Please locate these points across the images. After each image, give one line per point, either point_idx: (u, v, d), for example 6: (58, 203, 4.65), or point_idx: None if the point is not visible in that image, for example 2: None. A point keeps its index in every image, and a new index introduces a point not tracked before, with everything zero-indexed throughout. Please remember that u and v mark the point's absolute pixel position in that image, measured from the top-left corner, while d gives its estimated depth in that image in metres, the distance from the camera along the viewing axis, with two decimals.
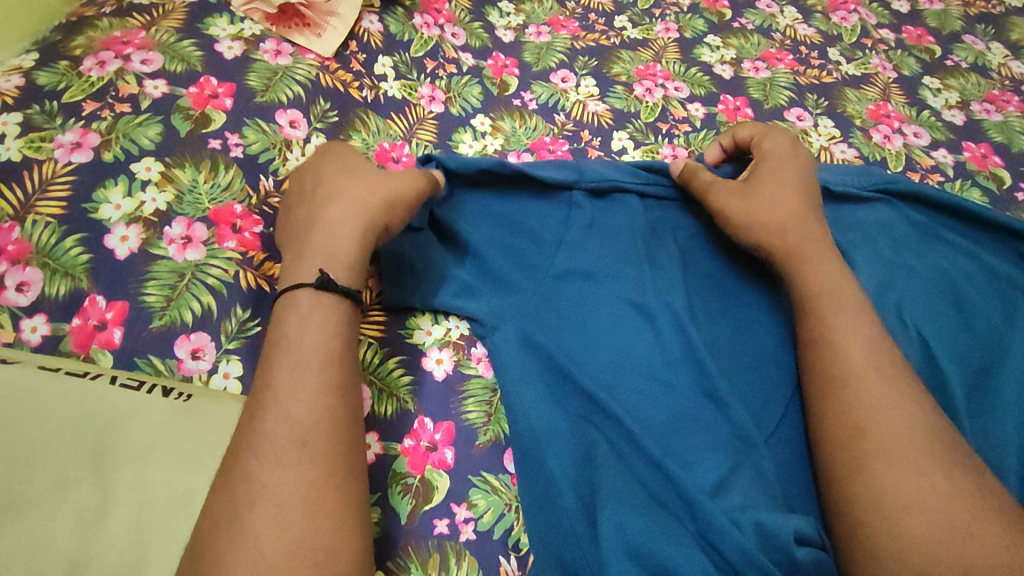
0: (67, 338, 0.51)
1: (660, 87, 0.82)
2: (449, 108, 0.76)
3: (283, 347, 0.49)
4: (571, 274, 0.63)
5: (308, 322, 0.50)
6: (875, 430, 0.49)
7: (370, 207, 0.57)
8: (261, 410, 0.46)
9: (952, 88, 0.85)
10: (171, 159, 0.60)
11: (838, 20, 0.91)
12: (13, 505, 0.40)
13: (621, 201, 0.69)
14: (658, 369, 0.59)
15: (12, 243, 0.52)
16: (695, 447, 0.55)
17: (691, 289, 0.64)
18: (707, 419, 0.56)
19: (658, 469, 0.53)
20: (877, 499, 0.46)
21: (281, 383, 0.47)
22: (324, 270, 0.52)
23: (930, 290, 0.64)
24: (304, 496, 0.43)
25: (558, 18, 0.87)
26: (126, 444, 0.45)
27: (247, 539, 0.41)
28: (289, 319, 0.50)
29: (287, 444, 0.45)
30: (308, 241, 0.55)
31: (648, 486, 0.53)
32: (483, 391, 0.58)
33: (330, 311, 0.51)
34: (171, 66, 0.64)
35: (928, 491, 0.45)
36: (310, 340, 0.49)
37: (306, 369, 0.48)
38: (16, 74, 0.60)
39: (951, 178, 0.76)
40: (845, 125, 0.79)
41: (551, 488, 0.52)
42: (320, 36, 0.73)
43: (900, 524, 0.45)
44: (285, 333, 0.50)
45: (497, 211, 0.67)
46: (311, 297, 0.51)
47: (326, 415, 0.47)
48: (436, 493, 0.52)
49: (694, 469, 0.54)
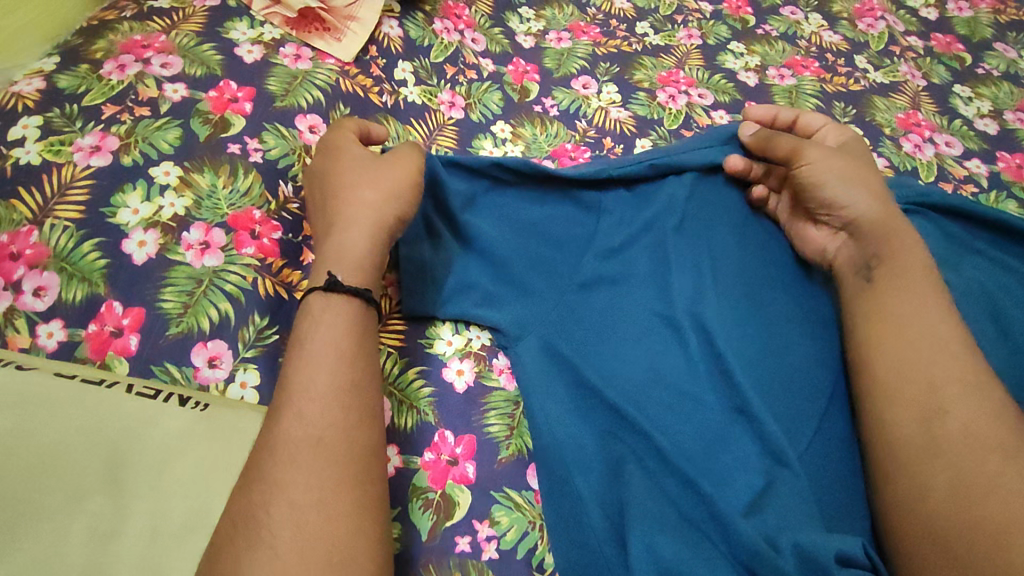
0: (83, 344, 0.51)
1: (684, 93, 0.81)
2: (469, 114, 0.75)
3: (298, 353, 0.48)
4: (597, 284, 0.62)
5: (323, 325, 0.49)
6: (940, 422, 0.48)
7: (386, 212, 0.56)
8: (278, 416, 0.45)
9: (983, 97, 0.84)
10: (189, 163, 0.59)
11: (865, 27, 0.90)
12: (27, 516, 0.39)
13: (649, 203, 0.67)
14: (686, 382, 0.57)
15: (30, 248, 0.52)
16: (726, 465, 0.53)
17: (726, 295, 0.62)
18: (737, 435, 0.55)
19: (690, 488, 0.52)
20: (944, 491, 0.46)
21: (297, 389, 0.46)
22: (333, 273, 0.52)
23: (967, 304, 0.62)
24: (321, 498, 0.42)
25: (580, 24, 0.86)
26: (143, 455, 0.44)
27: (265, 541, 0.40)
28: (305, 321, 0.50)
29: (303, 446, 0.43)
30: (328, 247, 0.54)
31: (679, 506, 0.52)
32: (505, 404, 0.56)
33: (342, 313, 0.50)
34: (191, 70, 0.64)
35: (1003, 477, 0.45)
36: (322, 341, 0.48)
37: (319, 371, 0.47)
38: (38, 78, 0.60)
39: (985, 190, 0.74)
40: (874, 134, 0.77)
41: (578, 506, 0.51)
42: (340, 41, 0.72)
43: (982, 512, 0.44)
44: (302, 337, 0.49)
45: (520, 217, 0.65)
46: (321, 299, 0.51)
47: (344, 418, 0.45)
48: (457, 509, 0.50)
49: (725, 488, 0.52)
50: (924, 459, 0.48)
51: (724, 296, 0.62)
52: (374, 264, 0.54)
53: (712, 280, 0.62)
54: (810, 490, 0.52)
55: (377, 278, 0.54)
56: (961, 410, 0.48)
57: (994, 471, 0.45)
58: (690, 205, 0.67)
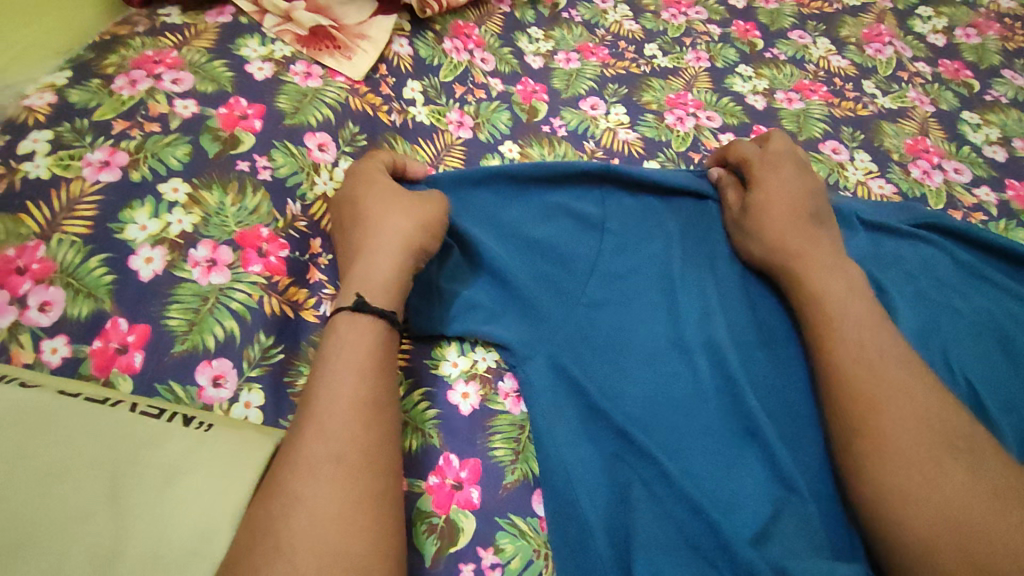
0: (87, 361, 0.51)
1: (692, 116, 0.81)
2: (478, 134, 0.75)
3: (320, 372, 0.48)
4: (603, 304, 0.61)
5: (345, 343, 0.49)
6: (854, 434, 0.50)
7: (403, 231, 0.57)
8: (298, 434, 0.44)
9: (992, 124, 0.83)
10: (198, 180, 0.59)
11: (872, 52, 0.90)
12: (27, 537, 0.39)
13: (657, 226, 0.67)
14: (692, 405, 0.56)
15: (36, 263, 0.52)
16: (735, 492, 0.52)
17: (730, 319, 0.62)
18: (747, 460, 0.54)
19: (698, 515, 0.51)
20: (876, 501, 0.47)
21: (314, 410, 0.45)
22: (360, 294, 0.52)
23: (976, 333, 0.62)
24: (337, 513, 0.41)
25: (588, 45, 0.87)
26: (146, 475, 0.43)
27: (278, 556, 0.39)
28: (326, 337, 0.50)
29: (322, 459, 0.43)
30: (351, 272, 0.55)
31: (687, 533, 0.51)
32: (511, 428, 0.56)
33: (366, 333, 0.50)
34: (202, 87, 0.64)
35: (915, 484, 0.46)
36: (345, 359, 0.48)
37: (341, 389, 0.46)
38: (49, 92, 0.60)
39: (994, 218, 0.74)
40: (883, 159, 0.77)
41: (584, 531, 0.50)
42: (350, 59, 0.72)
43: (900, 522, 0.46)
44: (325, 356, 0.49)
45: (525, 234, 0.65)
46: (347, 318, 0.51)
47: (362, 433, 0.45)
48: (461, 535, 0.49)
49: (733, 517, 0.51)
50: (851, 472, 0.50)
51: (729, 320, 0.61)
52: (381, 281, 0.54)
53: (716, 303, 0.62)
54: (820, 519, 0.52)
55: (392, 295, 0.54)
56: (899, 424, 0.49)
57: (924, 472, 0.46)
58: (691, 231, 0.68)
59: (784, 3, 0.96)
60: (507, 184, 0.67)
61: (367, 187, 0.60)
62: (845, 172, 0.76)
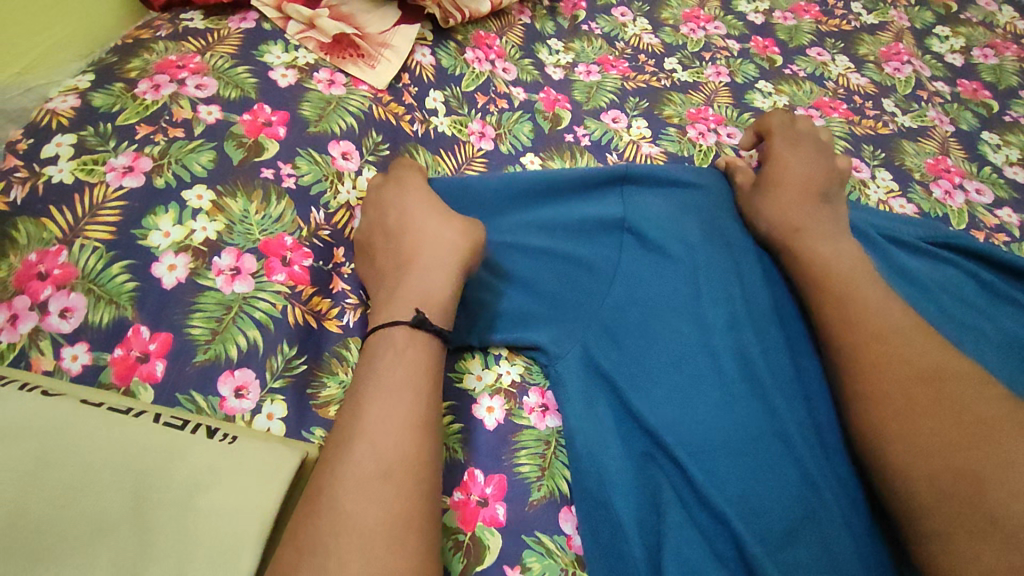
0: (108, 369, 0.50)
1: (713, 131, 0.81)
2: (499, 145, 0.75)
3: (376, 383, 0.47)
4: (627, 304, 0.61)
5: (401, 356, 0.49)
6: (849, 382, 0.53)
7: (457, 248, 0.57)
8: (347, 446, 0.44)
9: (1012, 144, 0.84)
10: (222, 187, 0.58)
11: (891, 71, 0.90)
12: (52, 549, 0.39)
13: (679, 224, 0.66)
14: (721, 406, 0.55)
15: (58, 268, 0.52)
16: (764, 496, 0.51)
17: (756, 322, 0.61)
18: (779, 464, 0.53)
19: (721, 523, 0.50)
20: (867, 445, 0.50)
21: (366, 425, 0.44)
22: (420, 309, 0.52)
23: (1004, 354, 0.61)
24: (369, 531, 0.40)
25: (608, 58, 0.87)
26: (170, 489, 0.43)
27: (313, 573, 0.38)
28: (379, 346, 0.50)
29: (356, 476, 0.42)
30: (403, 285, 0.54)
31: (711, 541, 0.50)
32: (536, 444, 0.55)
33: (423, 351, 0.50)
34: (225, 92, 0.63)
35: (893, 421, 0.49)
36: (403, 375, 0.47)
37: (398, 405, 0.46)
38: (73, 95, 0.60)
39: (1017, 240, 0.74)
40: (904, 178, 0.77)
41: (618, 534, 0.50)
42: (374, 68, 0.72)
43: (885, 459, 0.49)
44: (378, 365, 0.48)
45: (554, 235, 0.65)
46: (405, 331, 0.50)
47: (399, 449, 0.44)
48: (487, 553, 0.49)
49: (758, 524, 0.50)
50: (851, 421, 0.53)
51: (756, 328, 0.60)
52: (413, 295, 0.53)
53: (744, 309, 0.61)
54: (846, 532, 0.51)
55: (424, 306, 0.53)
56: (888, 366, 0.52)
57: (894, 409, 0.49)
58: (713, 231, 0.67)
59: (802, 19, 0.96)
60: (539, 180, 0.67)
61: (409, 199, 0.61)
62: (866, 190, 0.76)
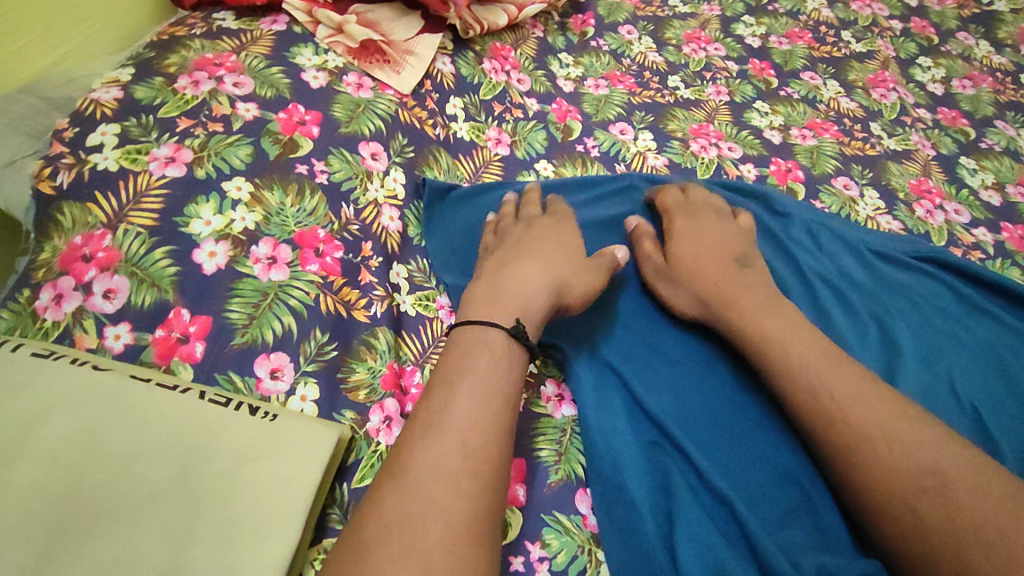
0: (149, 348, 0.52)
1: (714, 146, 0.85)
2: (515, 151, 0.79)
3: (467, 382, 0.50)
4: (634, 311, 0.67)
5: (499, 364, 0.52)
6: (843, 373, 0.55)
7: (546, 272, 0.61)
8: (434, 435, 0.46)
9: (987, 169, 0.90)
10: (260, 180, 0.61)
11: (878, 97, 0.96)
12: (107, 513, 0.41)
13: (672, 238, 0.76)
14: (715, 403, 0.61)
15: (102, 251, 0.54)
16: (758, 484, 0.56)
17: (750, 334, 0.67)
18: (772, 456, 0.58)
19: (725, 505, 0.54)
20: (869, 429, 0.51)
21: (453, 418, 0.47)
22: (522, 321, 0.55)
23: (978, 362, 0.66)
24: (411, 503, 0.43)
25: (615, 73, 0.91)
26: (215, 459, 0.45)
27: (370, 545, 0.41)
28: (477, 345, 0.53)
29: (427, 464, 0.45)
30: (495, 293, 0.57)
31: (716, 522, 0.54)
32: (553, 431, 0.59)
33: (515, 362, 0.53)
34: (261, 91, 0.66)
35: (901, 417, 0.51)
36: (491, 380, 0.50)
37: (488, 407, 0.49)
38: (115, 87, 0.62)
39: (991, 257, 0.80)
40: (890, 197, 0.83)
41: (632, 511, 0.53)
42: (399, 73, 0.75)
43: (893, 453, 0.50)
44: (475, 365, 0.51)
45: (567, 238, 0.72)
46: (505, 341, 0.53)
47: (471, 441, 0.46)
48: (511, 529, 0.52)
49: (755, 509, 0.55)
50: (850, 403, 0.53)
51: None
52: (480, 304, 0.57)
53: None
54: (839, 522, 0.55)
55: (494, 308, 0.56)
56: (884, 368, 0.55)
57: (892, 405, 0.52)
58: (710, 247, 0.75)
59: (796, 45, 1.02)
60: None
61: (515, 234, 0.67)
62: (855, 207, 0.81)
